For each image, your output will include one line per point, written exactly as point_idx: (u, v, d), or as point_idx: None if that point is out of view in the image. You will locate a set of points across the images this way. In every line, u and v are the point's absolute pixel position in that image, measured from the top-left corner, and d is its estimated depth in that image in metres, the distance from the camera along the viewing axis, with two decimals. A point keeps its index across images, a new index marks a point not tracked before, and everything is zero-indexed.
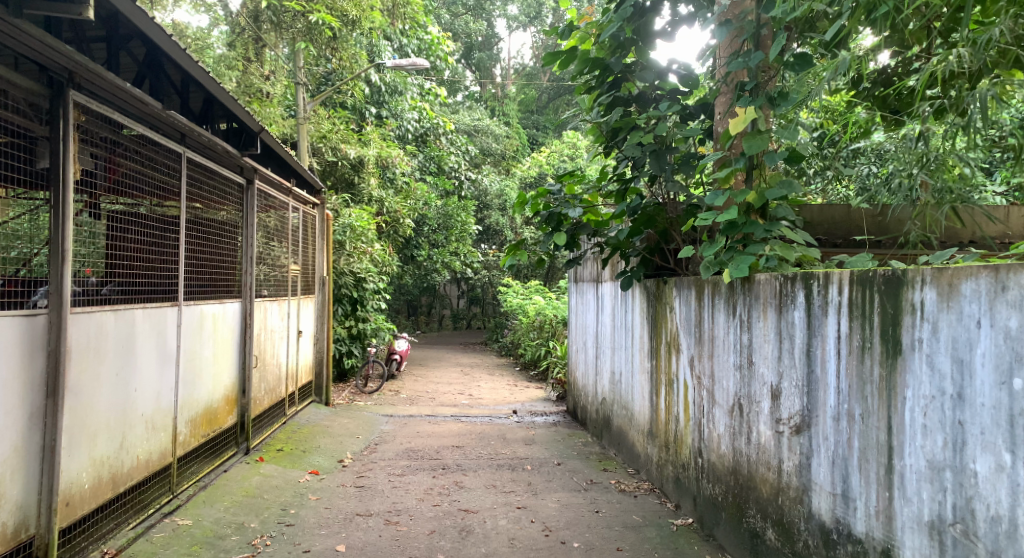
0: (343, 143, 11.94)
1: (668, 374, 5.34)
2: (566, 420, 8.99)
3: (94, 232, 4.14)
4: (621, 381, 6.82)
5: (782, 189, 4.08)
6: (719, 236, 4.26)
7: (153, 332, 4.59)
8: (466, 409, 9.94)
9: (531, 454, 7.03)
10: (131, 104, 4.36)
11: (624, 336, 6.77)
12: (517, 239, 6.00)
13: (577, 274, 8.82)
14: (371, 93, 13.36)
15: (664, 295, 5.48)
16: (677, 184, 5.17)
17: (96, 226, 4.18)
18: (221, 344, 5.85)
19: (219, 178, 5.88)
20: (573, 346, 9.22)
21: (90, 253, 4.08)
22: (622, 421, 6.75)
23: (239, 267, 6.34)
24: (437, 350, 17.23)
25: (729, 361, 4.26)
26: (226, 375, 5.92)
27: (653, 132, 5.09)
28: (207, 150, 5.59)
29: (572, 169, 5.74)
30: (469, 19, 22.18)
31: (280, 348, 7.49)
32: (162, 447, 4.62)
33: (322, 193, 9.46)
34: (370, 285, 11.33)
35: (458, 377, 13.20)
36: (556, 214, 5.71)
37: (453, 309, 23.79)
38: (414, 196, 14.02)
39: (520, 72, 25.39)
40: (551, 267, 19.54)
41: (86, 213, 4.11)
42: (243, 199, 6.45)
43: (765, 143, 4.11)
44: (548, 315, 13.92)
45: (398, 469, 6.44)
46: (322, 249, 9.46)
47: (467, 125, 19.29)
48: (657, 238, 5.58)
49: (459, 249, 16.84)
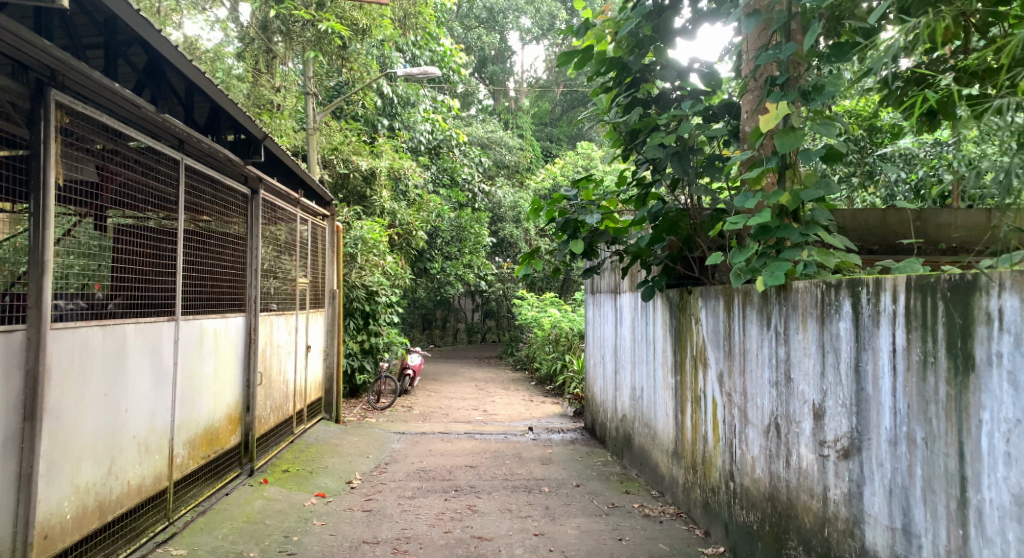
0: (355, 155, 11.75)
1: (695, 391, 5.01)
2: (584, 437, 8.66)
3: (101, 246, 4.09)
4: (641, 397, 6.51)
5: (819, 190, 3.77)
6: (750, 242, 3.95)
7: (148, 348, 4.32)
8: (480, 426, 9.63)
9: (548, 475, 6.70)
10: (123, 108, 4.13)
11: (645, 350, 6.45)
12: (531, 247, 5.68)
13: (594, 284, 8.52)
14: (383, 105, 13.19)
15: (688, 306, 5.17)
16: (702, 187, 4.86)
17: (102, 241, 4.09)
18: (223, 361, 5.57)
19: (223, 188, 5.62)
20: (591, 361, 8.90)
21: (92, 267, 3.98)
22: (644, 439, 6.44)
23: (243, 281, 6.07)
24: (451, 365, 16.94)
25: (764, 377, 3.93)
26: (229, 393, 5.65)
27: (675, 133, 4.77)
28: (210, 159, 5.34)
29: (589, 174, 5.42)
30: (482, 31, 22.03)
31: (288, 365, 7.21)
32: (157, 471, 4.34)
33: (332, 205, 9.22)
34: (382, 299, 11.06)
35: (473, 392, 12.89)
36: (572, 221, 5.40)
37: (468, 323, 23.50)
38: (427, 209, 13.76)
39: (534, 85, 25.24)
40: (567, 280, 19.25)
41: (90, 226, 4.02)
42: (250, 210, 6.19)
43: (800, 140, 3.79)
44: (563, 329, 13.58)
45: (408, 491, 6.13)
46: (331, 262, 9.19)
47: (481, 137, 19.07)
48: (680, 245, 5.29)
49: (473, 261, 16.56)
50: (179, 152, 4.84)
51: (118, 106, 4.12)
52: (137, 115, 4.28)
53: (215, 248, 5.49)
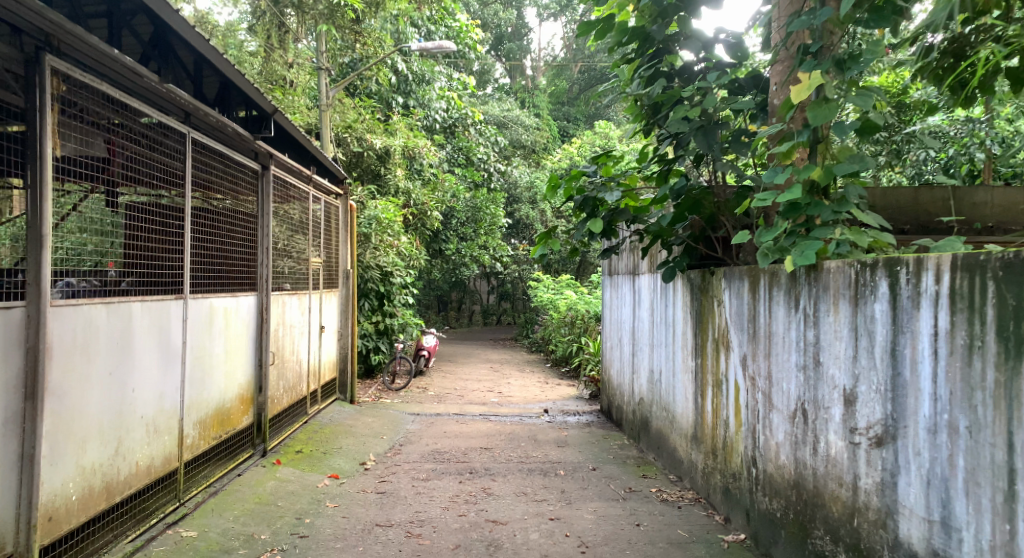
0: (369, 133, 11.62)
1: (716, 375, 4.86)
2: (600, 420, 8.54)
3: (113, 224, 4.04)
4: (660, 381, 6.38)
5: (853, 165, 3.60)
6: (779, 220, 3.81)
7: (155, 326, 4.23)
8: (494, 407, 9.53)
9: (563, 458, 6.59)
10: (126, 77, 4.01)
11: (664, 332, 6.31)
12: (549, 226, 5.52)
13: (611, 265, 8.37)
14: (398, 83, 13.05)
15: (711, 287, 5.01)
16: (729, 163, 4.69)
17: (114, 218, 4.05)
18: (234, 340, 5.48)
19: (231, 163, 5.50)
20: (607, 343, 8.76)
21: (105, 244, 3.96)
22: (662, 423, 6.31)
23: (254, 258, 5.95)
24: (466, 347, 16.86)
25: (791, 361, 3.78)
26: (240, 373, 5.56)
27: (700, 106, 4.61)
28: (218, 133, 5.22)
29: (609, 150, 5.27)
30: (498, 9, 21.75)
31: (301, 345, 7.12)
32: (166, 451, 4.27)
33: (346, 183, 9.10)
34: (397, 279, 10.96)
35: (488, 374, 12.80)
36: (591, 199, 5.19)
37: (483, 305, 23.39)
38: (442, 188, 13.61)
39: (551, 65, 24.96)
40: (583, 261, 19.08)
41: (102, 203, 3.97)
42: (260, 186, 6.06)
43: (834, 112, 3.62)
44: (579, 310, 13.42)
45: (422, 473, 6.04)
46: (345, 241, 9.08)
47: (497, 117, 18.87)
48: (703, 224, 5.13)
49: (488, 242, 16.41)
50: (186, 125, 4.72)
51: (120, 76, 4.00)
52: (140, 85, 4.16)
53: (225, 226, 5.39)
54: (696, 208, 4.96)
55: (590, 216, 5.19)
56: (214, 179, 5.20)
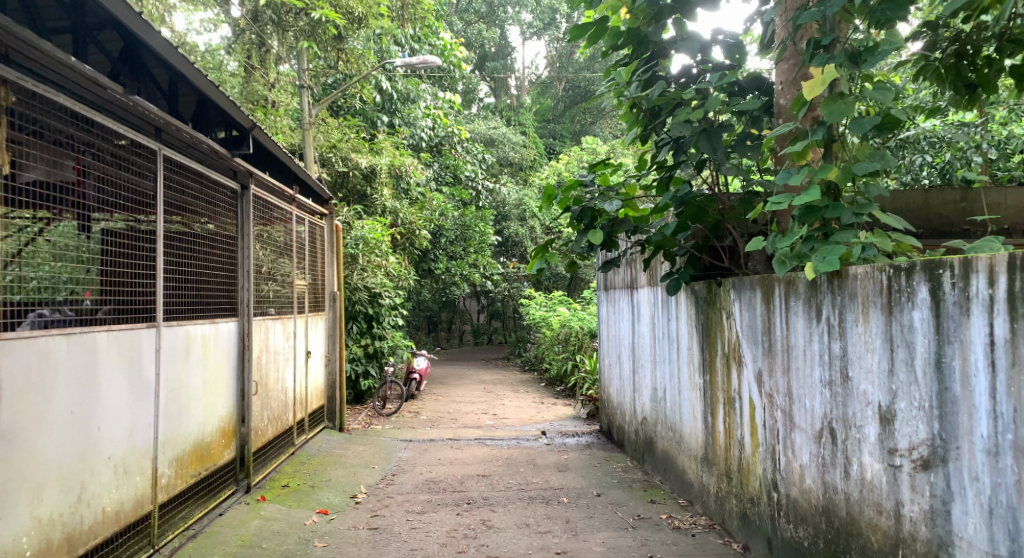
0: (354, 152, 11.34)
1: (728, 392, 4.59)
2: (600, 441, 8.23)
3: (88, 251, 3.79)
4: (664, 399, 6.10)
5: (874, 163, 3.34)
6: (794, 225, 3.54)
7: (124, 357, 3.90)
8: (490, 430, 9.20)
9: (565, 483, 6.27)
10: (88, 89, 3.72)
11: (667, 348, 6.04)
12: (545, 240, 5.22)
13: (607, 279, 8.10)
14: (383, 101, 12.84)
15: (718, 299, 4.75)
16: (734, 167, 4.43)
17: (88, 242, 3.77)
18: (215, 369, 5.14)
19: (208, 182, 5.20)
20: (605, 361, 8.46)
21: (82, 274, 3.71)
22: (668, 443, 6.03)
23: (234, 282, 5.63)
24: (458, 368, 16.52)
25: (813, 377, 3.52)
26: (221, 405, 5.23)
27: (703, 108, 4.35)
28: (193, 152, 4.92)
29: (606, 158, 4.99)
30: (483, 26, 21.63)
31: (287, 372, 6.79)
32: (138, 493, 3.92)
33: (331, 203, 8.79)
34: (386, 300, 10.65)
35: (481, 395, 12.46)
36: (590, 210, 4.89)
37: (474, 325, 23.07)
38: (430, 207, 13.33)
39: (536, 82, 24.82)
40: (574, 278, 18.85)
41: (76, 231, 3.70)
42: (239, 207, 5.75)
43: (851, 107, 3.35)
44: (573, 327, 13.11)
45: (417, 505, 5.70)
46: (331, 262, 8.74)
47: (483, 134, 18.67)
48: (706, 233, 4.87)
49: (478, 260, 16.11)
50: (157, 141, 4.42)
51: (81, 87, 3.71)
52: (104, 98, 3.87)
53: (202, 248, 5.07)
54: (701, 216, 4.69)
55: (588, 229, 4.88)
56: (191, 200, 4.90)
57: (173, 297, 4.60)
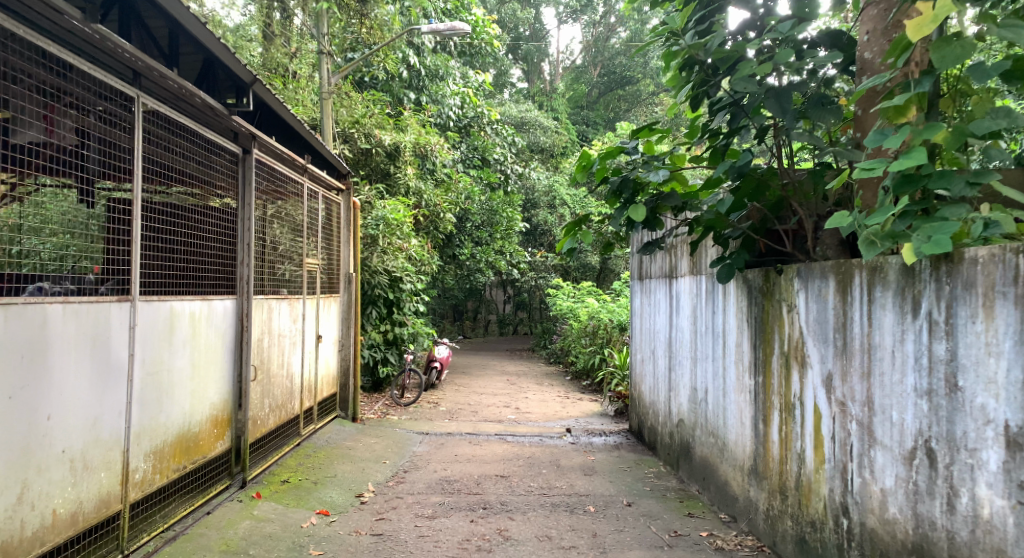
0: (378, 129, 10.80)
1: (787, 396, 4.02)
2: (630, 442, 7.61)
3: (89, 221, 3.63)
4: (705, 401, 5.50)
5: (996, 121, 2.72)
6: (888, 197, 2.93)
7: (88, 336, 3.40)
8: (512, 425, 8.62)
9: (592, 490, 5.68)
10: (38, 11, 3.22)
11: (709, 344, 5.43)
12: (579, 214, 4.62)
13: (642, 267, 7.47)
14: (410, 77, 12.33)
15: (778, 289, 4.17)
16: (806, 134, 3.80)
17: (93, 213, 3.64)
18: (207, 352, 4.62)
19: (202, 143, 4.68)
20: (637, 356, 7.83)
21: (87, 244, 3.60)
22: (708, 450, 5.43)
23: (231, 255, 5.10)
24: (481, 358, 15.96)
25: (902, 384, 2.93)
26: (213, 391, 4.71)
27: (772, 62, 3.74)
28: (183, 105, 4.41)
29: (652, 122, 4.37)
30: (517, 7, 21.06)
31: (293, 358, 6.28)
32: (103, 492, 3.43)
33: (349, 178, 8.25)
34: (407, 285, 10.11)
35: (504, 387, 11.90)
36: (631, 181, 4.27)
37: (499, 315, 22.50)
38: (456, 189, 12.75)
39: (570, 67, 24.08)
40: (604, 268, 18.22)
41: (79, 203, 3.57)
42: (240, 172, 5.21)
43: (968, 52, 2.72)
44: (602, 319, 12.46)
45: (427, 509, 5.15)
46: (348, 241, 8.19)
47: (514, 118, 18.06)
48: (765, 212, 4.23)
49: (505, 247, 15.52)
50: (135, 87, 3.90)
51: (30, 10, 3.22)
52: (59, 25, 3.36)
53: (193, 215, 4.54)
54: (762, 191, 4.08)
55: (630, 202, 4.26)
56: (179, 158, 4.38)
57: (149, 266, 4.07)
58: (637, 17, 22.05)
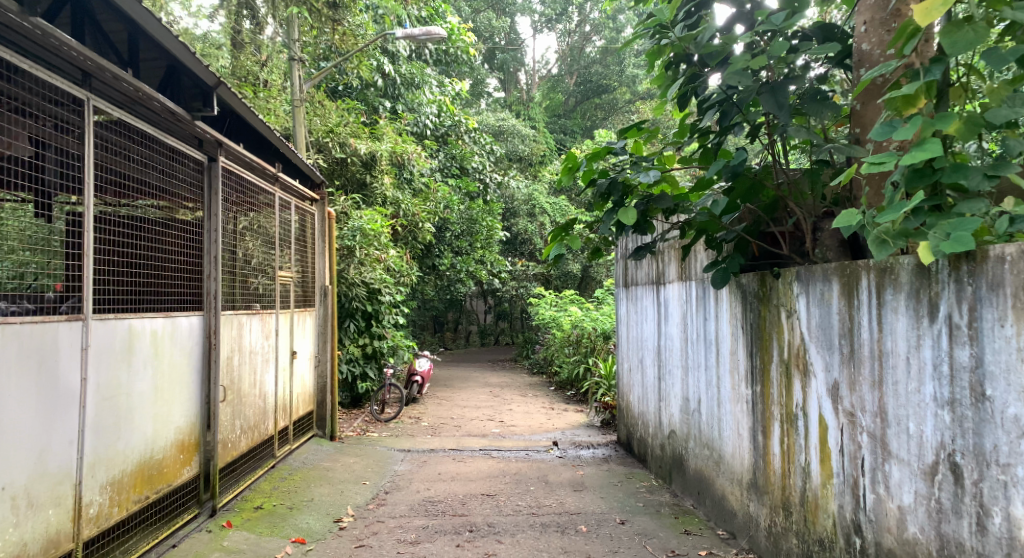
0: (353, 138, 10.53)
1: (789, 406, 3.82)
2: (619, 454, 7.38)
3: (49, 235, 3.39)
4: (698, 411, 5.29)
5: (1014, 110, 2.54)
6: (898, 193, 2.71)
7: (30, 362, 3.15)
8: (497, 440, 8.36)
9: (583, 507, 5.43)
10: None
11: (701, 351, 5.22)
12: (565, 219, 4.39)
13: (628, 274, 7.26)
14: (384, 85, 12.13)
15: (776, 294, 3.97)
16: (803, 129, 3.58)
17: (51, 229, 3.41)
18: (172, 372, 4.34)
19: (162, 150, 4.40)
20: (624, 365, 7.60)
21: (49, 261, 3.37)
22: (703, 463, 5.21)
23: (197, 269, 4.82)
24: (464, 370, 15.68)
25: (919, 394, 2.77)
26: (180, 414, 4.43)
27: (766, 54, 3.52)
28: (141, 109, 4.13)
29: (640, 120, 4.14)
30: (492, 15, 20.92)
31: (266, 376, 5.99)
32: (50, 531, 3.20)
33: (323, 188, 7.96)
34: (385, 297, 9.82)
35: (487, 399, 11.63)
36: (620, 183, 4.03)
37: (480, 325, 22.24)
38: (434, 198, 12.50)
39: (547, 75, 23.98)
40: (585, 275, 18.04)
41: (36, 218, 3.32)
42: (206, 181, 4.93)
43: (982, 36, 2.52)
44: (585, 328, 12.23)
45: (411, 534, 4.87)
46: (323, 253, 7.90)
47: (492, 126, 17.88)
48: (760, 212, 4.02)
49: (485, 256, 15.27)
50: (84, 88, 3.62)
51: None
52: None
53: (150, 227, 4.27)
54: (757, 190, 3.88)
55: (620, 205, 4.04)
56: (136, 166, 4.11)
57: (101, 282, 3.78)
58: (613, 25, 21.98)
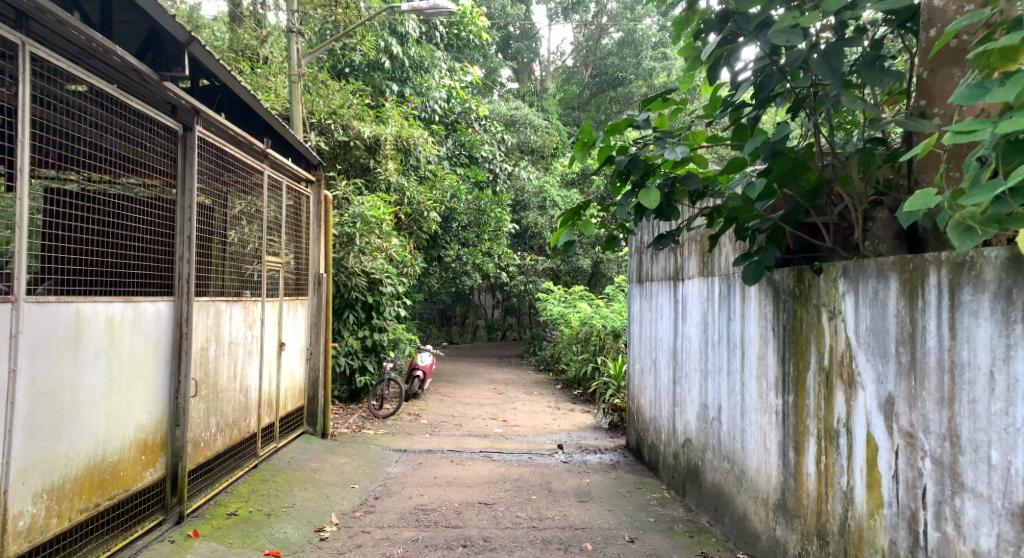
0: (357, 120, 10.06)
1: (827, 422, 3.34)
2: (629, 460, 6.89)
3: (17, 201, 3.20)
4: (718, 420, 4.80)
5: None
6: (987, 169, 2.24)
7: None
8: (498, 441, 7.88)
9: (589, 522, 4.95)
10: None
11: (724, 353, 4.73)
12: (578, 200, 3.90)
13: (642, 269, 6.79)
14: (391, 67, 11.68)
15: (815, 292, 3.47)
16: (858, 101, 3.10)
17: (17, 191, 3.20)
18: (135, 362, 3.90)
19: (129, 114, 3.93)
20: (636, 366, 7.09)
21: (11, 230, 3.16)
22: (722, 477, 4.72)
23: (167, 249, 4.33)
24: (468, 365, 15.22)
25: (1012, 418, 2.32)
26: (144, 410, 3.98)
27: (821, 10, 3.04)
28: (100, 65, 3.63)
29: (666, 89, 3.64)
30: (506, 2, 20.41)
31: (249, 368, 5.54)
32: None
33: (319, 168, 7.47)
34: (387, 288, 9.35)
35: (491, 397, 11.17)
36: (642, 159, 3.53)
37: (488, 320, 21.78)
38: (441, 186, 12.01)
39: (561, 68, 23.45)
40: (596, 271, 17.50)
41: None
42: (180, 151, 4.45)
43: None
44: (595, 325, 11.73)
45: (398, 547, 4.40)
46: (318, 238, 7.40)
47: (504, 115, 17.38)
48: (801, 197, 3.52)
49: (493, 249, 14.77)
50: (19, 30, 3.20)
51: None
52: None
53: (102, 199, 3.79)
54: (800, 173, 3.39)
55: (640, 186, 3.55)
56: (83, 127, 3.64)
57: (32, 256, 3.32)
58: (630, 15, 21.40)
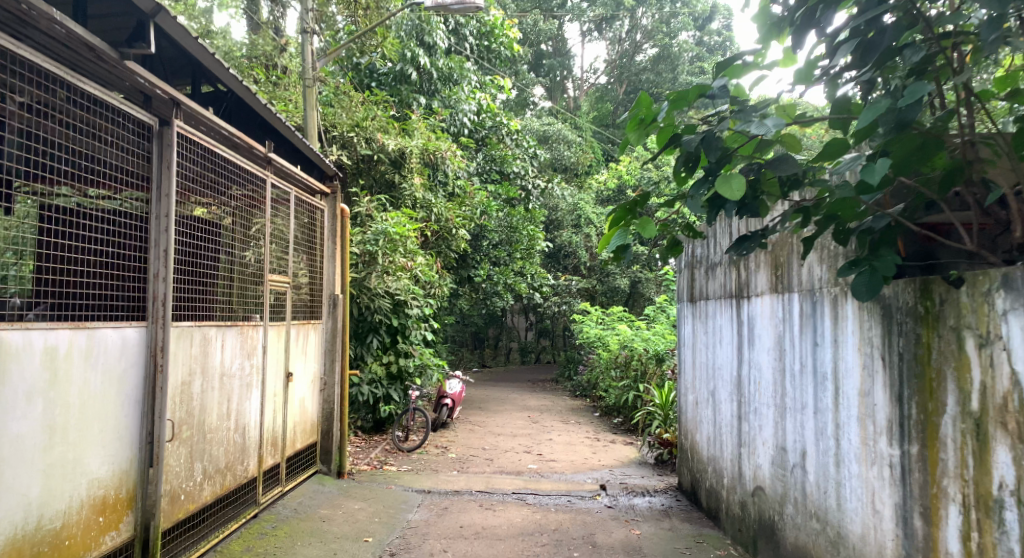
0: (381, 133, 9.38)
1: (981, 487, 2.60)
2: (684, 505, 6.01)
3: None
4: (801, 468, 3.93)
5: None
6: None
7: None
8: (534, 480, 7.03)
9: None
10: None
11: (808, 386, 3.87)
12: (634, 195, 3.16)
13: (696, 287, 5.95)
14: (418, 78, 11.01)
15: (953, 313, 2.72)
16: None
17: None
18: (88, 403, 3.22)
19: (85, 100, 3.27)
20: (690, 397, 6.22)
21: None
22: (808, 539, 3.85)
23: (137, 265, 3.62)
24: (499, 391, 14.36)
25: None
26: (99, 461, 3.28)
27: None
28: (38, 37, 3.03)
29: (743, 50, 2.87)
30: (538, 17, 19.80)
31: (247, 402, 4.81)
32: None
33: (335, 180, 6.78)
34: (414, 309, 8.58)
35: (525, 427, 10.31)
36: (715, 140, 2.77)
37: (521, 342, 20.97)
38: (471, 202, 11.26)
39: (595, 85, 22.71)
40: (634, 291, 16.59)
41: None
42: (156, 150, 3.75)
43: None
44: (636, 349, 10.82)
45: None
46: (333, 257, 6.67)
47: (536, 131, 16.67)
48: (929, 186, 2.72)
49: (526, 268, 13.94)
50: None
51: None
52: None
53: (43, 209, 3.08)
54: (930, 152, 2.58)
55: (715, 173, 2.79)
56: (28, 115, 2.98)
57: None
58: (666, 29, 20.75)
